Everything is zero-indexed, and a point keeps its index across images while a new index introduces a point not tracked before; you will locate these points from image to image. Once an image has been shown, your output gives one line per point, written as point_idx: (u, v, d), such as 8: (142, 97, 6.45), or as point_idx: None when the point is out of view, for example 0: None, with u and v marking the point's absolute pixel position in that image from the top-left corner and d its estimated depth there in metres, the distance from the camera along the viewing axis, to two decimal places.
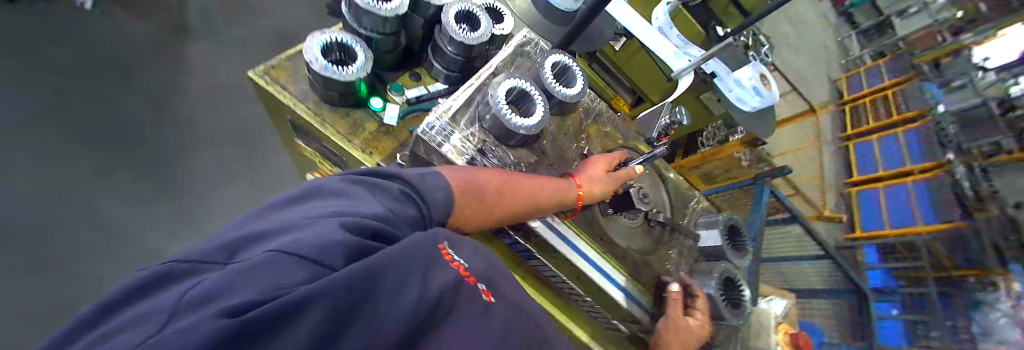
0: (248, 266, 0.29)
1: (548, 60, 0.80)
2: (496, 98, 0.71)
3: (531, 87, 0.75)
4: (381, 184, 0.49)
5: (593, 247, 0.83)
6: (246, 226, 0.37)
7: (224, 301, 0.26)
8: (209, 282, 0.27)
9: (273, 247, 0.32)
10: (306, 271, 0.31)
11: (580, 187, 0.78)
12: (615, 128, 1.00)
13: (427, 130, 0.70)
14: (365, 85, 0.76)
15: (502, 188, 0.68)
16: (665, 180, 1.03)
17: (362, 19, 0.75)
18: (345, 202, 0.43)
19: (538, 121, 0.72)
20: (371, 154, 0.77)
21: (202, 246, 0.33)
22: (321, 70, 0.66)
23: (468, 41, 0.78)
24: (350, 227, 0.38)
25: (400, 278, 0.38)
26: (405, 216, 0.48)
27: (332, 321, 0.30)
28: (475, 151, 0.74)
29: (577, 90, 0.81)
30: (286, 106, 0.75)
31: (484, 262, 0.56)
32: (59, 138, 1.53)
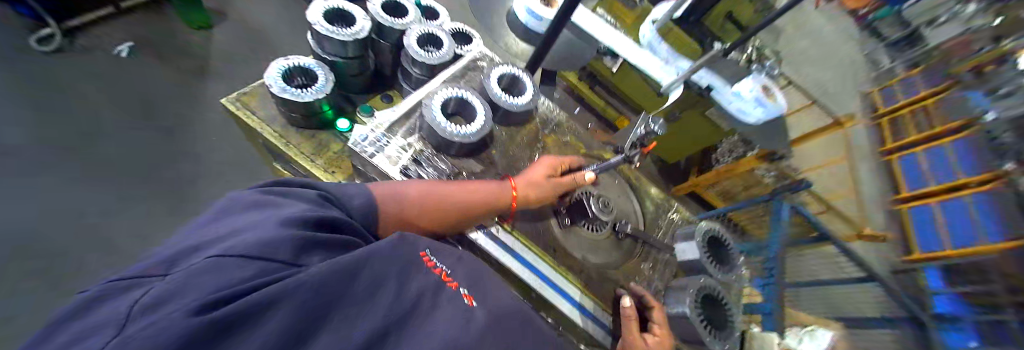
0: (198, 270, 0.29)
1: (495, 72, 0.89)
2: (431, 109, 0.78)
3: (471, 96, 0.83)
4: (295, 191, 0.49)
5: (545, 259, 0.81)
6: (183, 240, 0.36)
7: (183, 300, 0.26)
8: (162, 287, 0.27)
9: (216, 253, 0.32)
10: (256, 269, 0.32)
11: (514, 188, 0.77)
12: (575, 138, 1.04)
13: (359, 141, 0.75)
14: (330, 106, 0.83)
15: (428, 201, 0.67)
16: (634, 190, 1.07)
17: (327, 46, 0.84)
18: (270, 209, 0.43)
19: (475, 129, 0.78)
20: (333, 173, 0.82)
21: (136, 267, 0.31)
22: (280, 92, 0.74)
23: (429, 60, 0.88)
24: (292, 225, 0.40)
25: (374, 278, 0.42)
26: (336, 215, 0.49)
27: (303, 316, 0.32)
28: (412, 161, 0.79)
29: (524, 99, 0.89)
30: (255, 130, 0.83)
31: (468, 276, 0.59)
32: (81, 171, 1.61)
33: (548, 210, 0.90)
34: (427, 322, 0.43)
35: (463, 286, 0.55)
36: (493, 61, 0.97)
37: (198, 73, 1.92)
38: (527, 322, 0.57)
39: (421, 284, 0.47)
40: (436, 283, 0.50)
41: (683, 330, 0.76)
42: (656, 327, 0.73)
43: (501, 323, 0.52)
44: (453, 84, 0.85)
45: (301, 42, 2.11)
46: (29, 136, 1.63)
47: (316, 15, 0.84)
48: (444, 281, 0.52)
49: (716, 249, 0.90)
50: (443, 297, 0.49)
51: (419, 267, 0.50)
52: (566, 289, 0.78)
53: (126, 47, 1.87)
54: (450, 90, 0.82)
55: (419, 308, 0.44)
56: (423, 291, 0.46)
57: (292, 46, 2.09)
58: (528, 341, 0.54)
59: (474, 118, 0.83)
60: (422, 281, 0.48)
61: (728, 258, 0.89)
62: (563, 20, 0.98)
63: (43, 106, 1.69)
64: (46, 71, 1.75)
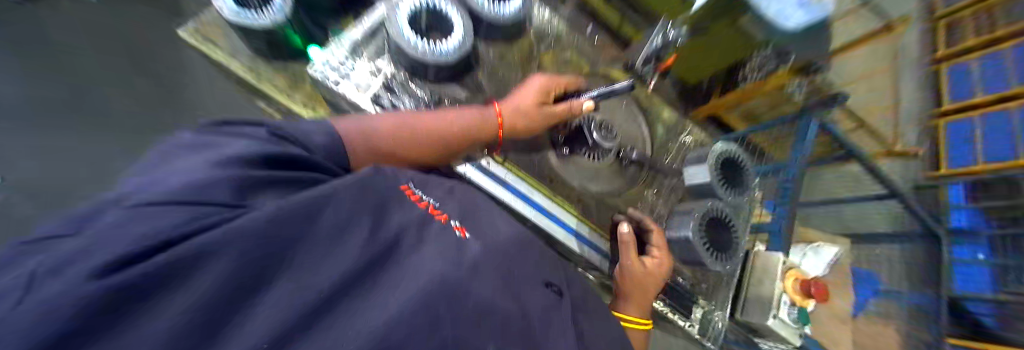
0: (113, 224, 0.29)
1: None
2: (396, 25, 0.68)
3: (446, 5, 0.72)
4: (240, 131, 0.48)
5: (542, 192, 0.82)
6: (123, 186, 0.36)
7: (92, 255, 0.26)
8: (75, 245, 0.27)
9: (136, 204, 0.31)
10: (187, 214, 0.32)
11: (500, 115, 0.72)
12: (577, 54, 0.93)
13: (319, 68, 0.72)
14: (297, 33, 0.78)
15: (401, 134, 0.64)
16: (643, 112, 0.97)
17: None
18: (210, 151, 0.42)
19: (451, 47, 0.69)
20: (315, 109, 0.81)
21: (67, 222, 0.32)
22: (234, 17, 0.69)
23: None
24: (227, 166, 0.39)
25: (337, 223, 0.42)
26: (293, 150, 0.48)
27: (248, 264, 0.32)
28: (384, 89, 0.75)
29: (513, 6, 0.77)
30: (223, 64, 0.81)
31: (461, 208, 0.62)
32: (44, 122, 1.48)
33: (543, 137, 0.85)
34: (403, 260, 0.45)
35: (455, 219, 0.57)
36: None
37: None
38: (516, 250, 0.60)
39: (401, 219, 0.49)
40: (420, 217, 0.52)
41: (682, 252, 0.78)
42: (654, 250, 0.76)
43: (496, 252, 0.55)
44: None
45: None
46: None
47: None
48: (430, 214, 0.55)
49: (729, 170, 0.85)
50: (429, 232, 0.51)
51: (392, 205, 0.50)
52: (564, 219, 0.81)
53: None
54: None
55: (400, 244, 0.46)
56: (403, 228, 0.48)
57: None
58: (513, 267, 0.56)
59: (450, 32, 0.73)
60: (403, 217, 0.50)
61: (743, 180, 0.84)
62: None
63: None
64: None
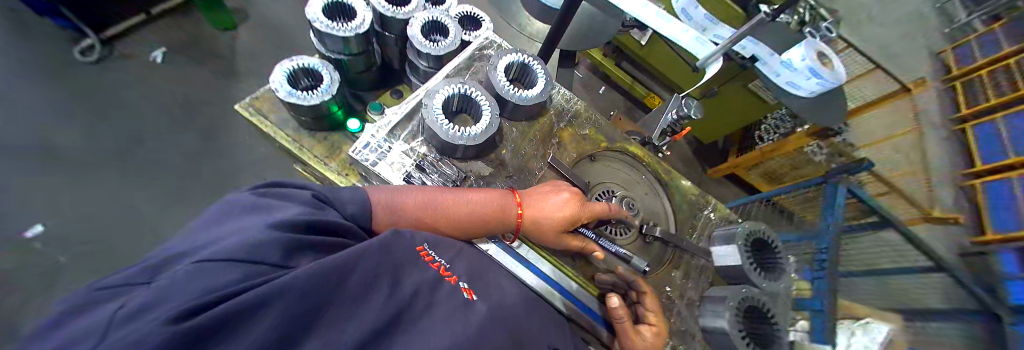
0: (179, 277, 0.28)
1: (502, 62, 0.84)
2: (432, 108, 0.76)
3: (477, 92, 0.79)
4: (290, 192, 0.49)
5: (551, 261, 0.79)
6: (180, 242, 0.36)
7: (162, 306, 0.25)
8: (142, 297, 0.26)
9: (199, 258, 0.30)
10: (240, 271, 0.31)
11: (520, 206, 0.73)
12: (596, 129, 0.97)
13: (360, 149, 0.77)
14: (339, 106, 0.86)
15: (426, 213, 0.65)
16: (662, 186, 0.99)
17: (328, 44, 0.86)
18: (264, 213, 0.42)
19: (481, 130, 0.75)
20: (348, 177, 0.86)
21: (123, 270, 0.31)
22: (286, 97, 0.76)
23: (435, 51, 0.88)
24: (280, 227, 0.39)
25: (365, 280, 0.40)
26: (331, 215, 0.49)
27: (286, 322, 0.31)
28: (415, 167, 0.79)
29: (536, 90, 0.84)
30: (269, 134, 0.89)
31: (470, 270, 0.57)
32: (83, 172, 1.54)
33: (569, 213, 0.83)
34: (417, 323, 0.41)
35: (463, 280, 0.53)
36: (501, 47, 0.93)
37: (204, 55, 1.78)
38: (531, 321, 0.55)
39: (416, 280, 0.46)
40: (433, 278, 0.48)
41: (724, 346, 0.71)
42: (651, 317, 0.73)
43: (502, 318, 0.49)
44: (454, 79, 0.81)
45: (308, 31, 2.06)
46: (36, 115, 1.57)
47: (317, 10, 0.83)
48: (441, 276, 0.51)
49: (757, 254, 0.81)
50: (441, 293, 0.47)
51: (413, 263, 0.48)
52: (575, 293, 0.77)
53: (160, 53, 1.75)
54: (451, 87, 0.78)
55: (414, 306, 0.43)
56: (418, 289, 0.44)
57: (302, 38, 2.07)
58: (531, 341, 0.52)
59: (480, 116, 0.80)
60: (418, 277, 0.46)
61: (775, 265, 0.80)
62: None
63: (53, 84, 1.62)
64: (46, 48, 1.67)
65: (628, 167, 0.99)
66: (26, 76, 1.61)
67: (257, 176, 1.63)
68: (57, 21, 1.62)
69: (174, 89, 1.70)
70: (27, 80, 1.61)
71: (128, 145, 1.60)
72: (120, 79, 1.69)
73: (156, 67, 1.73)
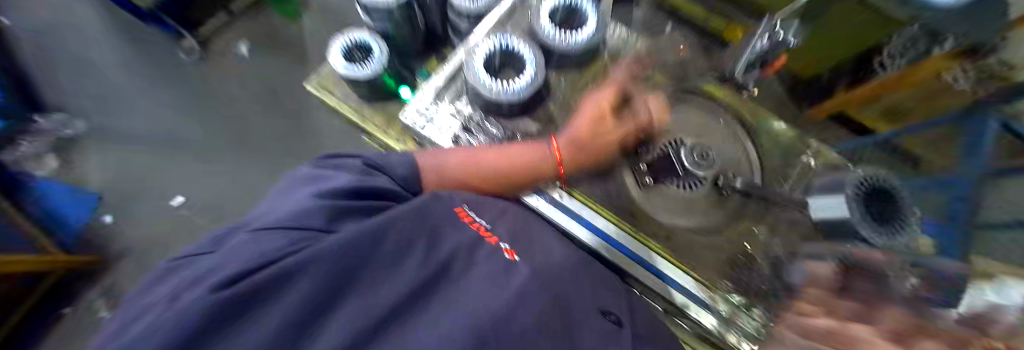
0: (237, 248, 0.34)
1: (545, 5, 0.77)
2: (473, 67, 0.74)
3: (519, 44, 0.75)
4: (343, 162, 0.54)
5: (607, 217, 0.80)
6: (257, 212, 0.43)
7: (217, 275, 0.30)
8: (212, 263, 0.32)
9: (255, 229, 0.37)
10: (284, 239, 0.35)
11: (557, 148, 0.73)
12: (658, 71, 0.93)
13: (409, 114, 0.82)
14: (391, 77, 0.89)
15: (469, 169, 0.68)
16: (743, 129, 0.88)
17: (373, 15, 0.89)
18: (317, 184, 0.47)
19: (525, 83, 0.71)
20: (405, 143, 0.91)
21: (215, 237, 0.39)
22: (344, 72, 0.83)
23: (473, 7, 0.84)
24: (328, 196, 0.44)
25: (400, 244, 0.42)
26: (377, 181, 0.52)
27: (324, 285, 0.33)
28: (462, 129, 0.82)
29: (586, 33, 0.75)
30: (337, 109, 0.97)
31: (512, 230, 0.58)
32: (213, 156, 1.91)
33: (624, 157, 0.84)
34: (454, 284, 0.43)
35: (505, 241, 0.54)
36: None
37: (277, 46, 1.99)
38: (571, 282, 0.53)
39: (455, 240, 0.48)
40: (472, 238, 0.51)
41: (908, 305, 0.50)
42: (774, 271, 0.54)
43: (544, 278, 0.49)
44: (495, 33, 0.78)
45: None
46: (174, 112, 1.97)
47: None
48: (481, 236, 0.52)
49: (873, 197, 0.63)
50: (479, 253, 0.49)
51: (449, 226, 0.50)
52: (635, 249, 0.77)
53: (246, 48, 2.00)
54: (491, 41, 0.75)
55: (451, 268, 0.45)
56: (456, 250, 0.47)
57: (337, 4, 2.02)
58: (573, 303, 0.50)
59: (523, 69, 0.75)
60: (455, 239, 0.48)
61: (897, 215, 0.62)
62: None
63: (179, 86, 2.00)
64: (170, 58, 2.03)
65: (694, 110, 0.90)
66: (164, 83, 2.00)
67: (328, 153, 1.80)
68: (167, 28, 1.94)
69: (259, 80, 1.95)
70: (166, 86, 2.00)
71: (235, 131, 1.91)
72: (219, 75, 1.99)
73: (243, 61, 1.99)
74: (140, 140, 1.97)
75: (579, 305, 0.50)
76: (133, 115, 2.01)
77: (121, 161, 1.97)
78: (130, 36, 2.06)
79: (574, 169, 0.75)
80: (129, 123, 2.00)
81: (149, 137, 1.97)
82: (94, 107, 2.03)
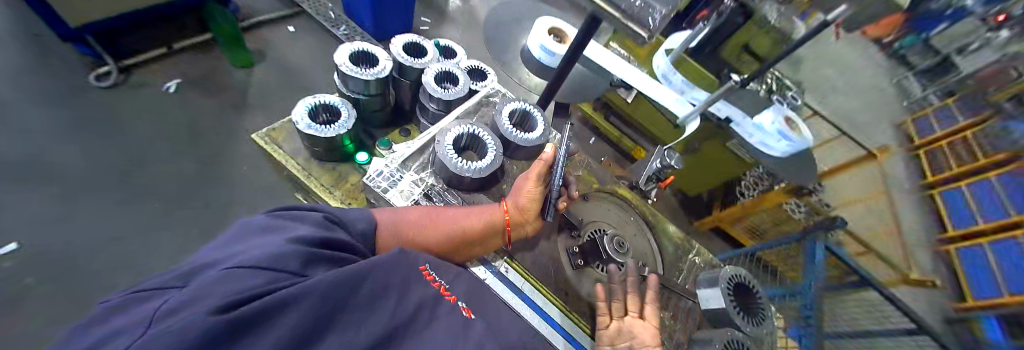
0: (210, 280, 0.29)
1: (506, 109, 0.93)
2: (443, 144, 0.83)
3: (482, 131, 0.87)
4: (304, 214, 0.52)
5: (546, 294, 0.85)
6: (208, 255, 0.37)
7: (201, 302, 0.26)
8: (177, 295, 0.27)
9: (227, 266, 0.32)
10: (263, 278, 0.32)
11: (507, 212, 0.80)
12: (588, 172, 1.16)
13: (373, 176, 0.84)
14: (351, 140, 0.92)
15: (425, 226, 0.70)
16: (650, 226, 1.08)
17: (348, 84, 0.95)
18: (278, 233, 0.44)
19: (488, 163, 0.83)
20: (349, 205, 0.90)
21: (157, 278, 0.32)
22: (305, 128, 0.83)
23: (446, 97, 0.97)
24: (297, 242, 0.41)
25: (375, 291, 0.40)
26: (339, 235, 0.51)
27: (309, 321, 0.32)
28: (423, 196, 0.84)
29: (537, 133, 0.93)
30: (281, 162, 0.93)
31: (467, 292, 0.58)
32: (59, 192, 1.46)
33: (559, 232, 0.98)
34: (419, 337, 0.41)
35: (461, 300, 0.54)
36: (505, 97, 1.06)
37: (214, 87, 1.84)
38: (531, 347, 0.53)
39: (420, 295, 0.46)
40: (435, 296, 0.49)
41: None
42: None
43: (502, 336, 0.49)
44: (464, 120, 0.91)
45: (305, 55, 2.04)
46: (31, 135, 1.54)
47: (343, 57, 0.95)
48: (442, 295, 0.51)
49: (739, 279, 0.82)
50: (442, 309, 0.47)
51: (417, 280, 0.48)
52: (571, 332, 0.80)
53: (172, 84, 1.80)
54: (461, 127, 0.87)
55: (417, 320, 0.43)
56: (422, 303, 0.45)
57: (292, 59, 2.02)
58: None
59: (484, 153, 0.87)
60: (422, 293, 0.47)
61: (756, 308, 0.79)
62: (574, 55, 0.91)
63: (62, 105, 1.63)
64: (58, 73, 1.70)
65: (617, 207, 1.10)
66: (32, 98, 1.62)
67: (251, 206, 1.59)
68: (81, 47, 1.71)
69: (182, 117, 1.73)
70: (31, 102, 1.61)
71: (124, 168, 1.57)
72: (131, 104, 1.72)
73: (166, 95, 1.77)
74: None
75: None
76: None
77: None
78: (13, 44, 1.72)
79: (521, 226, 0.83)
80: None
81: None
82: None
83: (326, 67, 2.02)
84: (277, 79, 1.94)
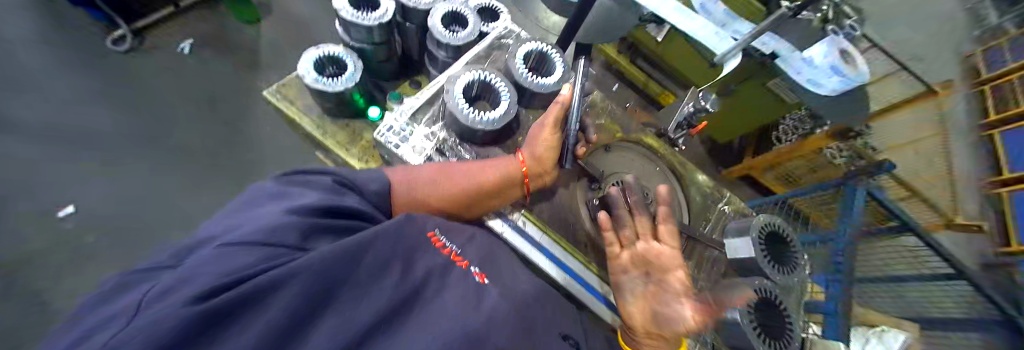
0: (202, 260, 0.29)
1: (520, 51, 0.86)
2: (454, 94, 0.79)
3: (494, 78, 0.82)
4: (313, 179, 0.51)
5: (563, 245, 0.86)
6: (211, 227, 0.38)
7: (187, 287, 0.25)
8: (169, 277, 0.27)
9: (221, 243, 0.32)
10: (259, 253, 0.32)
11: (524, 163, 0.78)
12: (612, 119, 1.07)
13: (384, 132, 0.82)
14: (361, 95, 0.89)
15: (440, 181, 0.69)
16: (675, 176, 1.02)
17: (351, 32, 0.89)
18: (282, 201, 0.44)
19: (501, 114, 0.78)
20: (368, 163, 0.91)
21: (163, 254, 0.33)
22: (313, 83, 0.81)
23: (454, 41, 0.90)
24: (299, 212, 0.41)
25: (378, 264, 0.40)
26: (348, 200, 0.50)
27: (308, 298, 0.32)
28: (435, 151, 0.83)
29: (554, 78, 0.86)
30: (295, 120, 0.93)
31: (480, 255, 0.58)
32: (113, 156, 1.60)
33: (578, 181, 0.95)
34: (426, 306, 0.42)
35: (474, 264, 0.55)
36: (519, 37, 0.96)
37: (224, 46, 1.82)
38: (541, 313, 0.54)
39: (427, 264, 0.47)
40: (443, 264, 0.50)
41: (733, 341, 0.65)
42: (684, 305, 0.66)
43: (511, 299, 0.51)
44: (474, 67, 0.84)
45: (306, 6, 1.93)
46: (73, 104, 1.64)
47: (342, 0, 0.87)
48: (452, 261, 0.52)
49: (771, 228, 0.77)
50: (450, 278, 0.49)
51: (423, 248, 0.49)
52: (588, 280, 0.82)
53: (185, 45, 1.79)
54: (471, 74, 0.81)
55: (424, 289, 0.44)
56: (429, 273, 0.46)
57: (293, 12, 1.92)
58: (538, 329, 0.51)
59: (497, 102, 0.82)
60: (428, 262, 0.48)
61: (789, 257, 0.76)
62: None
63: (91, 73, 1.69)
64: (80, 40, 1.73)
65: (640, 156, 1.04)
66: (64, 67, 1.69)
67: (278, 164, 1.67)
68: (90, 9, 1.69)
69: (200, 80, 1.75)
70: (64, 71, 1.68)
71: (160, 132, 1.66)
72: (152, 69, 1.75)
73: (181, 58, 1.78)
74: (19, 130, 1.59)
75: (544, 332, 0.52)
76: (12, 98, 1.63)
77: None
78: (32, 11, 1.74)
79: (538, 178, 0.81)
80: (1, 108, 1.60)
81: (34, 126, 1.60)
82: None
83: (328, 18, 1.91)
84: (282, 34, 1.87)
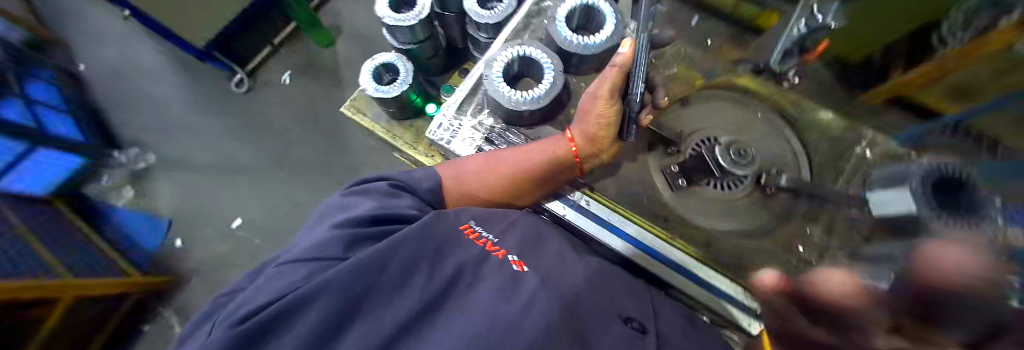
0: (264, 281, 0.39)
1: (561, 10, 0.77)
2: (492, 78, 0.76)
3: (534, 51, 0.75)
4: (369, 187, 0.59)
5: (632, 221, 0.81)
6: (296, 241, 0.50)
7: (244, 308, 0.35)
8: (244, 297, 0.38)
9: (281, 262, 0.42)
10: (304, 269, 0.39)
11: (574, 142, 0.73)
12: (686, 66, 0.94)
13: (435, 131, 0.85)
14: (417, 94, 0.95)
15: (487, 173, 0.72)
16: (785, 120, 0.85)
17: (396, 34, 0.93)
18: (344, 211, 0.53)
19: (543, 91, 0.73)
20: (434, 157, 0.94)
21: (261, 270, 0.47)
22: (373, 93, 0.89)
23: (489, 20, 0.86)
24: (347, 224, 0.48)
25: (406, 267, 0.42)
26: (398, 205, 0.56)
27: (336, 308, 0.35)
28: (485, 140, 0.84)
29: (604, 34, 0.75)
30: (369, 128, 1.04)
31: (520, 241, 0.59)
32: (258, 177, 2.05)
33: (648, 150, 0.87)
34: (462, 297, 0.43)
35: (512, 253, 0.55)
36: None
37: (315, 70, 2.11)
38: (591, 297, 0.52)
39: (461, 258, 0.48)
40: (477, 255, 0.51)
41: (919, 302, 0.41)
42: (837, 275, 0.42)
43: (558, 289, 0.49)
44: (513, 42, 0.79)
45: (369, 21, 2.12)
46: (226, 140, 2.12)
47: (383, 7, 0.90)
48: (488, 251, 0.53)
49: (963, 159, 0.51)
50: (486, 268, 0.49)
51: (455, 243, 0.50)
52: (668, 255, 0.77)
53: (287, 75, 2.12)
54: (509, 51, 0.76)
55: (459, 283, 0.45)
56: (462, 266, 0.47)
57: (361, 29, 2.13)
58: (586, 313, 0.49)
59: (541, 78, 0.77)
60: (462, 255, 0.49)
61: None
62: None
63: (228, 113, 2.13)
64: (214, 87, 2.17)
65: (729, 105, 0.89)
66: (210, 110, 2.14)
67: (372, 167, 1.94)
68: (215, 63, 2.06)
69: (301, 104, 2.09)
70: (211, 114, 2.15)
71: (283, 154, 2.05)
72: (264, 103, 2.12)
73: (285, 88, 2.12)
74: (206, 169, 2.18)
75: (595, 316, 0.50)
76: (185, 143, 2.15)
77: (181, 187, 2.10)
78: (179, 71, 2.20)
79: (593, 157, 0.76)
80: (181, 150, 2.14)
81: (206, 165, 2.12)
82: (142, 140, 2.15)
83: None
84: (354, 52, 2.10)
